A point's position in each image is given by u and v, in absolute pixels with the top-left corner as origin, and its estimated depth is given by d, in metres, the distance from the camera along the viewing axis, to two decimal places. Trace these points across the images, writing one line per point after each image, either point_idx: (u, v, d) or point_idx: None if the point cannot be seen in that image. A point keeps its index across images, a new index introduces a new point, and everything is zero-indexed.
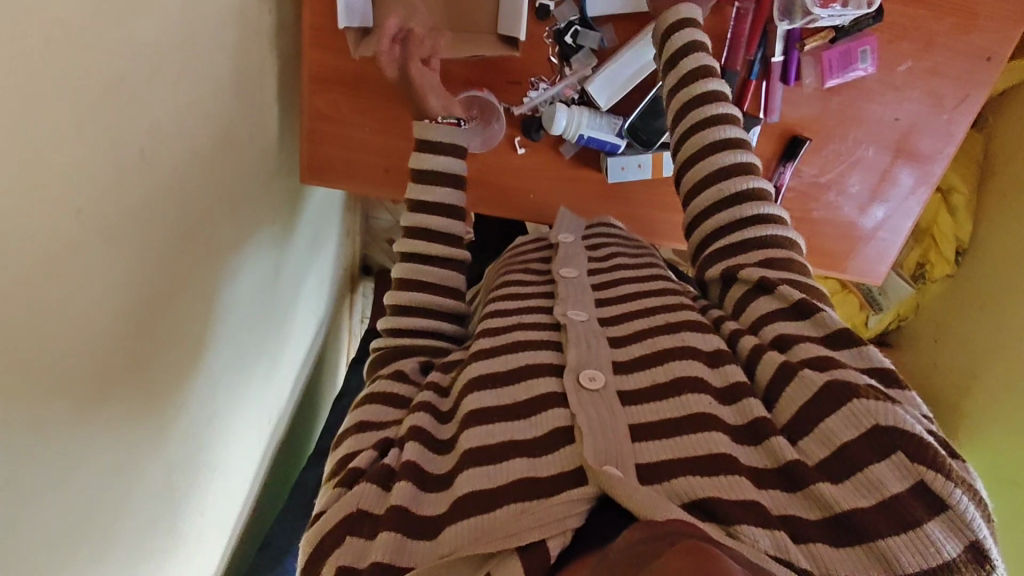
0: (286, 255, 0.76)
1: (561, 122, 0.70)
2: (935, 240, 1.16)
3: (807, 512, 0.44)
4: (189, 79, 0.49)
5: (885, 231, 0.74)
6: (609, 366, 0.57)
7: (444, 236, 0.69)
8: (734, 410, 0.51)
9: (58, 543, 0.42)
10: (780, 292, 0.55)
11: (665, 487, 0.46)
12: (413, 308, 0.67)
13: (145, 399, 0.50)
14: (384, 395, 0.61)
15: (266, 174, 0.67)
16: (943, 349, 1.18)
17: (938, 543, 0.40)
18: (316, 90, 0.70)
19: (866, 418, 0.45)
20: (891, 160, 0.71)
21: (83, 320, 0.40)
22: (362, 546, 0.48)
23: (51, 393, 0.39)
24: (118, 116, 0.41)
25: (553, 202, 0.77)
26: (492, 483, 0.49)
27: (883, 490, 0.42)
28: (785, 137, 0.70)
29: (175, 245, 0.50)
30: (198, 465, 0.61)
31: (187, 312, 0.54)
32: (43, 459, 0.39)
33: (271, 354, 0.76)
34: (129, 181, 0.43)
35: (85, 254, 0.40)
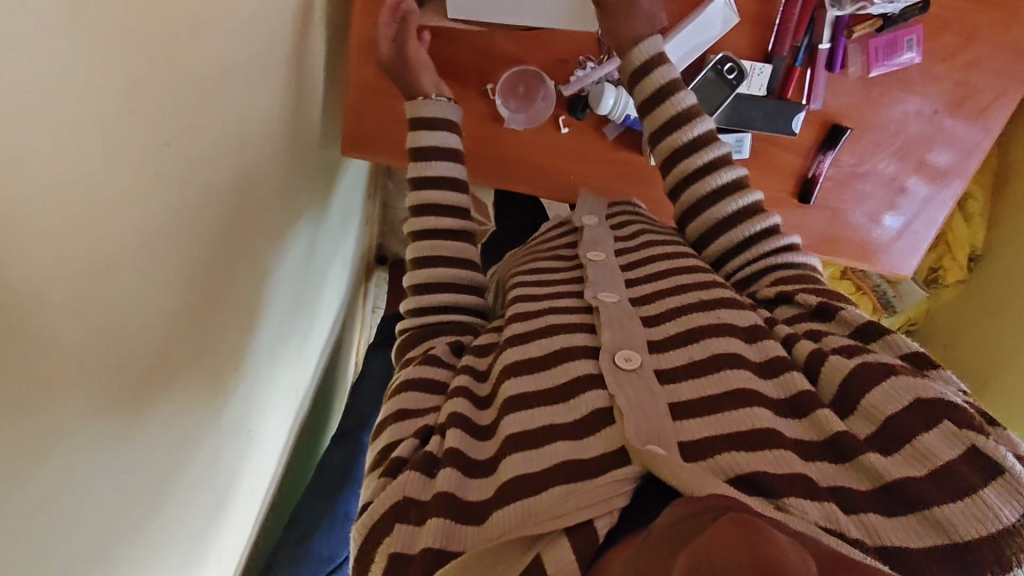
0: (321, 230, 0.75)
1: (610, 102, 0.72)
2: (950, 246, 1.17)
3: (856, 482, 0.42)
4: (255, 30, 0.49)
5: (917, 224, 0.74)
6: (644, 346, 0.55)
7: (451, 209, 0.67)
8: (776, 385, 0.49)
9: (112, 495, 0.40)
10: (800, 297, 0.56)
11: (710, 464, 0.44)
12: (436, 284, 0.65)
13: (195, 355, 0.48)
14: (419, 380, 0.59)
15: (312, 142, 0.67)
16: (956, 351, 1.18)
17: (996, 508, 0.38)
18: (363, 60, 0.70)
19: (907, 391, 0.44)
20: (928, 151, 0.72)
21: (154, 264, 0.40)
22: (411, 533, 0.47)
23: (114, 333, 0.37)
24: (192, 55, 0.41)
25: (594, 183, 0.77)
26: (536, 466, 0.47)
27: (933, 460, 0.41)
28: (828, 125, 0.71)
29: (233, 200, 0.50)
30: (240, 434, 0.60)
31: (241, 272, 0.54)
32: (107, 403, 0.38)
33: (304, 328, 0.75)
34: (197, 125, 0.43)
35: (159, 193, 0.39)
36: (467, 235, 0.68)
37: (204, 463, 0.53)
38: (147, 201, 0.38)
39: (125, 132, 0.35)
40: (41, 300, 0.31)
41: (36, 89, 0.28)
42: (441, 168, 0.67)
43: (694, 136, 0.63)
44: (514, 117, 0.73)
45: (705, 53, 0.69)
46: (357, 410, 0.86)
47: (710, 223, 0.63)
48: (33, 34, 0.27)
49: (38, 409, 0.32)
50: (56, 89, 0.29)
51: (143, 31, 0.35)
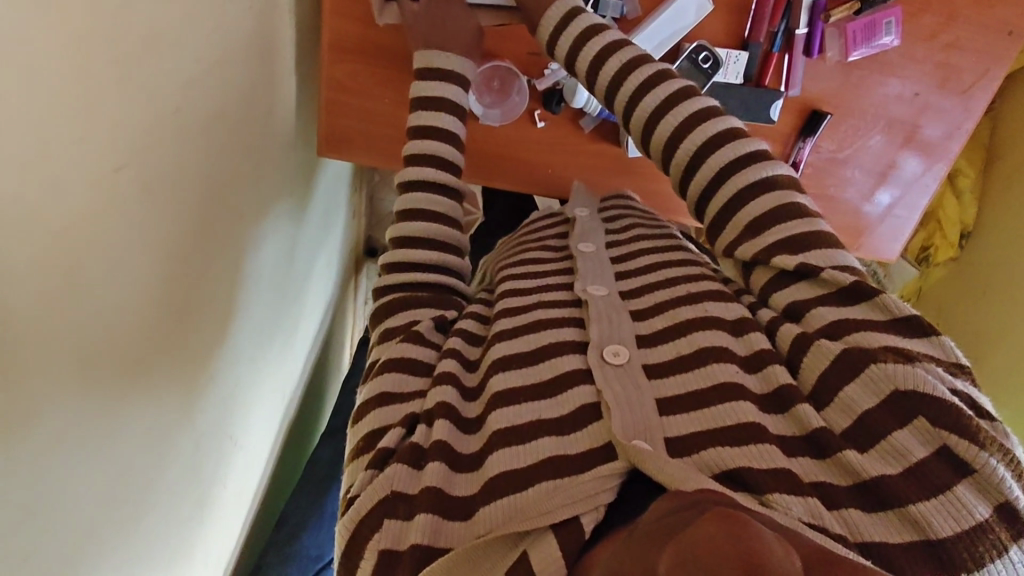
0: (303, 227, 0.74)
1: (583, 96, 0.71)
2: (940, 223, 1.17)
3: (836, 479, 0.42)
4: (218, 38, 0.48)
5: (900, 209, 0.75)
6: (633, 341, 0.54)
7: (443, 164, 0.64)
8: (759, 378, 0.48)
9: (94, 508, 0.41)
10: (774, 262, 0.51)
11: (695, 459, 0.43)
12: (415, 240, 0.62)
13: (173, 363, 0.48)
14: (399, 359, 0.55)
15: (286, 143, 0.66)
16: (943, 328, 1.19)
17: (970, 504, 0.38)
18: (335, 59, 0.68)
19: (885, 383, 0.44)
20: (905, 138, 0.71)
21: (118, 284, 0.39)
22: (399, 529, 0.44)
23: (83, 352, 0.37)
24: (151, 68, 0.40)
25: (570, 176, 0.77)
26: (522, 462, 0.45)
27: (909, 457, 0.41)
28: (806, 111, 0.70)
29: (204, 210, 0.49)
30: (224, 440, 0.60)
31: (215, 282, 0.53)
32: (81, 421, 0.38)
33: (287, 328, 0.74)
34: (161, 137, 0.42)
35: (120, 214, 0.39)
36: (455, 193, 0.65)
37: (190, 468, 0.53)
38: (112, 216, 0.38)
39: (82, 151, 0.34)
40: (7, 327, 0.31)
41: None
42: (446, 121, 0.64)
43: (625, 62, 0.60)
44: (490, 112, 0.73)
45: (679, 41, 0.68)
46: (346, 406, 0.86)
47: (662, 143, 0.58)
48: None
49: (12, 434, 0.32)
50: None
51: (94, 42, 0.34)
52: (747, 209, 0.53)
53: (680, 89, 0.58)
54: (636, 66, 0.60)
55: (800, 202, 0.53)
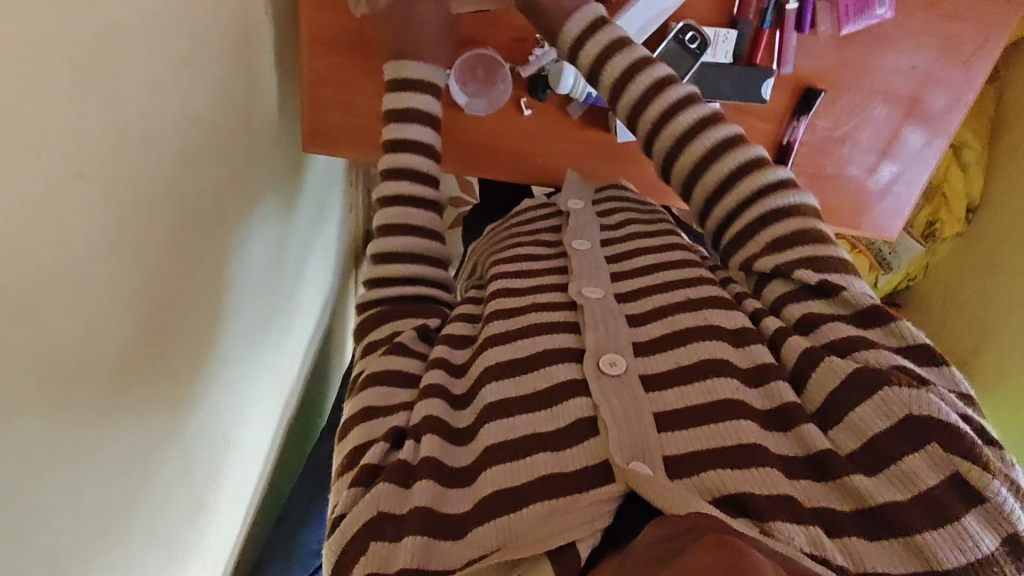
0: (292, 227, 0.73)
1: (569, 80, 0.69)
2: (946, 197, 1.13)
3: (840, 503, 0.41)
4: (189, 40, 0.47)
5: (900, 185, 0.73)
6: (629, 350, 0.52)
7: (422, 176, 0.63)
8: (761, 393, 0.47)
9: (82, 528, 0.40)
10: (797, 276, 0.50)
11: (694, 482, 0.42)
12: (398, 256, 0.61)
13: (160, 375, 0.48)
14: (386, 376, 0.54)
15: (271, 142, 0.65)
16: (953, 305, 1.17)
17: (977, 537, 0.37)
18: (315, 53, 0.67)
19: (898, 406, 0.42)
20: (904, 113, 0.70)
21: (96, 296, 0.39)
22: (387, 552, 0.43)
23: (61, 372, 0.36)
24: (117, 74, 0.39)
25: (559, 164, 0.75)
26: (513, 481, 0.45)
27: (918, 484, 0.39)
28: (800, 89, 0.69)
29: (184, 218, 0.49)
30: (224, 444, 0.59)
31: (201, 290, 0.52)
32: (66, 439, 0.38)
33: (283, 327, 0.74)
34: (131, 145, 0.41)
35: (93, 225, 0.38)
36: (436, 206, 0.64)
37: (188, 479, 0.53)
38: (84, 227, 0.37)
39: (46, 164, 0.33)
40: None
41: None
42: (419, 134, 0.64)
43: (634, 60, 0.58)
44: (474, 101, 0.71)
45: (666, 20, 0.66)
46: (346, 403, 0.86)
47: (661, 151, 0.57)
48: None
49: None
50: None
51: (52, 49, 0.33)
52: (757, 209, 0.52)
53: (686, 92, 0.57)
54: (645, 66, 0.58)
55: (820, 226, 0.52)
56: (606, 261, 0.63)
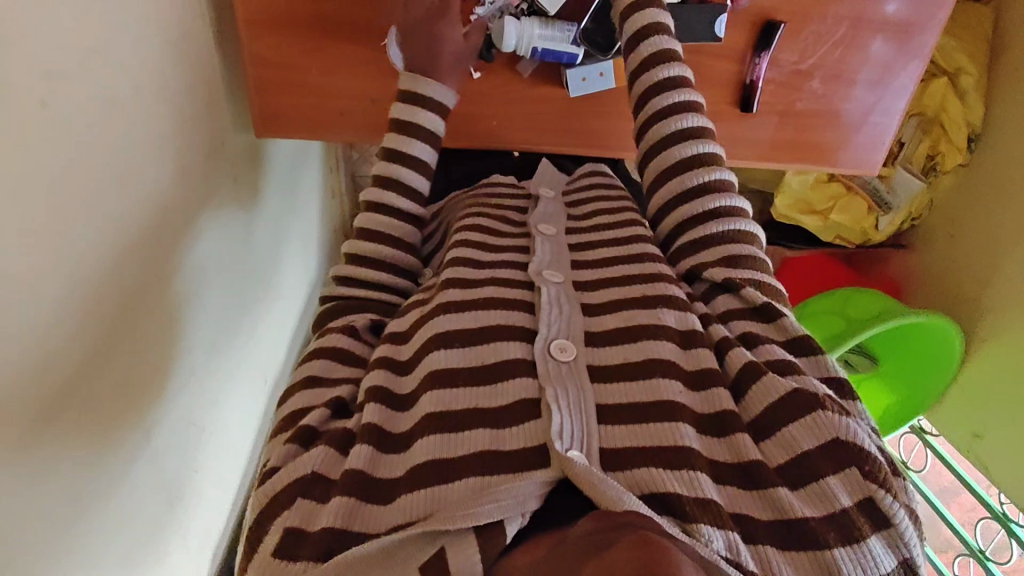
0: (257, 215, 0.72)
1: (512, 38, 0.66)
2: (944, 128, 1.09)
3: (760, 511, 0.43)
4: (123, 35, 0.47)
5: (878, 115, 0.71)
6: (582, 338, 0.53)
7: (412, 191, 0.65)
8: (701, 397, 0.49)
9: (54, 536, 0.41)
10: (746, 293, 0.55)
11: (626, 477, 0.44)
12: (370, 259, 0.63)
13: (128, 381, 0.48)
14: (332, 350, 0.58)
15: (224, 133, 0.64)
16: (959, 242, 1.12)
17: (878, 558, 0.41)
18: (254, 35, 0.66)
19: (828, 429, 0.45)
20: (874, 42, 0.67)
21: (50, 303, 0.39)
22: (312, 510, 0.45)
23: (14, 386, 0.37)
24: (44, 76, 0.39)
25: (515, 126, 0.74)
26: (450, 451, 0.46)
27: (835, 503, 0.43)
28: (759, 23, 0.65)
29: (139, 219, 0.49)
30: (202, 435, 0.60)
31: (169, 289, 0.53)
32: (36, 449, 0.39)
33: (260, 316, 0.74)
34: (67, 145, 0.41)
35: (36, 232, 0.38)
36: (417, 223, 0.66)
37: (164, 476, 0.54)
38: (20, 232, 0.37)
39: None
40: None
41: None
42: (419, 149, 0.64)
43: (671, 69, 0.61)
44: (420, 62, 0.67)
45: None
46: None
47: (631, 66, 0.63)
48: None
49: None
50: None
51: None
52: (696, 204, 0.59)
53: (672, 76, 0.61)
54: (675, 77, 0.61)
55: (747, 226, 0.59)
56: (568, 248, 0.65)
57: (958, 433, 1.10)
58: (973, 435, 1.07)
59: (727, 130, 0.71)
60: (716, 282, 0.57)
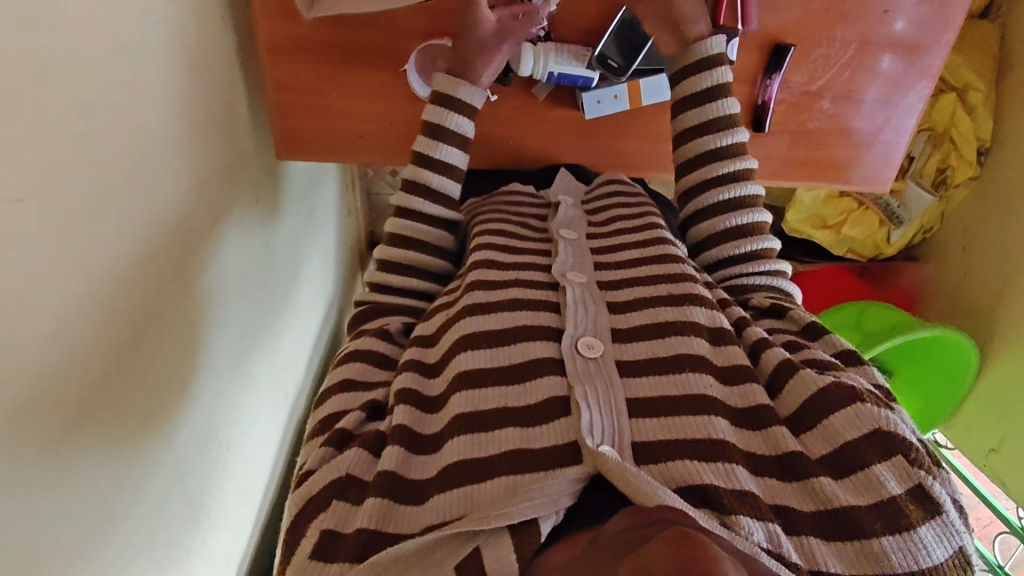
0: (277, 234, 0.74)
1: (528, 64, 0.69)
2: (954, 142, 1.09)
3: (801, 503, 0.45)
4: (153, 65, 0.49)
5: (888, 133, 0.72)
6: (608, 335, 0.55)
7: (440, 195, 0.67)
8: (736, 393, 0.51)
9: (87, 548, 0.42)
10: (793, 314, 0.59)
11: (659, 471, 0.45)
12: (389, 288, 0.67)
13: (154, 395, 0.49)
14: (368, 352, 0.60)
15: (247, 155, 0.66)
16: (973, 256, 1.11)
17: (929, 547, 0.42)
18: (277, 62, 0.68)
19: (870, 420, 0.47)
20: (883, 64, 0.68)
21: (79, 320, 0.41)
22: (347, 511, 0.47)
23: (40, 401, 0.38)
24: (79, 105, 0.40)
25: (533, 144, 0.76)
26: (481, 452, 0.47)
27: (881, 491, 0.44)
28: (768, 46, 0.67)
29: (164, 239, 0.51)
30: (226, 449, 0.62)
31: (194, 306, 0.55)
32: (64, 461, 0.40)
33: (281, 332, 0.75)
34: (98, 171, 0.43)
35: (65, 254, 0.40)
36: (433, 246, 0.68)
37: (188, 488, 0.55)
38: (47, 251, 0.38)
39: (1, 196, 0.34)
40: None
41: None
42: (444, 152, 0.67)
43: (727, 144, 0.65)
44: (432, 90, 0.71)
45: None
46: None
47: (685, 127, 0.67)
48: None
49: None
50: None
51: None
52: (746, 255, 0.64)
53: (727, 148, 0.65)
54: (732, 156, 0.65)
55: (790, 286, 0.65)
56: (590, 250, 0.66)
57: (974, 448, 1.09)
58: (988, 449, 1.06)
59: None
60: (763, 307, 0.61)
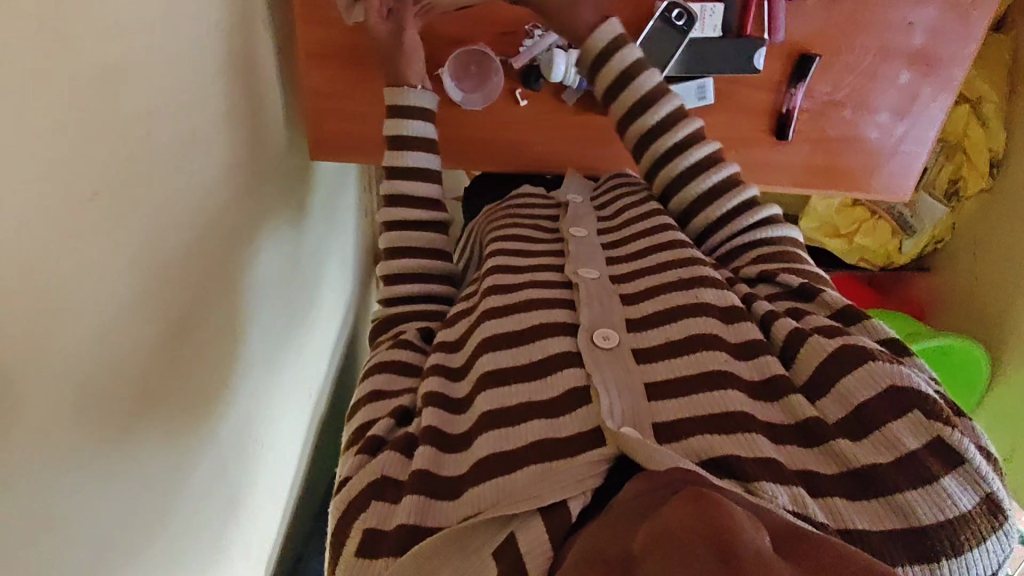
0: (306, 233, 0.75)
1: (561, 69, 0.71)
2: (967, 153, 1.10)
3: (825, 467, 0.44)
4: (208, 65, 0.50)
5: (908, 143, 0.73)
6: (623, 325, 0.55)
7: (423, 200, 0.68)
8: (751, 365, 0.50)
9: (137, 532, 0.43)
10: (779, 280, 0.57)
11: (682, 446, 0.45)
12: (407, 298, 0.67)
13: (199, 382, 0.51)
14: (392, 363, 0.61)
15: (283, 154, 0.68)
16: (982, 266, 1.13)
17: (955, 496, 0.40)
18: (314, 65, 0.70)
19: (883, 378, 0.45)
20: (906, 76, 0.70)
21: (136, 309, 0.42)
22: (387, 510, 0.48)
23: (99, 383, 0.38)
24: (144, 101, 0.42)
25: (557, 151, 0.78)
26: (509, 443, 0.48)
27: (901, 448, 0.42)
28: (795, 55, 0.69)
29: (212, 232, 0.52)
30: (259, 442, 0.62)
31: (234, 297, 0.56)
32: (117, 446, 0.41)
33: (307, 329, 0.76)
34: (160, 164, 0.44)
35: (127, 245, 0.40)
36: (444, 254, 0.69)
37: (225, 479, 0.56)
38: (114, 243, 0.39)
39: (78, 192, 0.36)
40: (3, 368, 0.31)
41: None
42: (410, 158, 0.68)
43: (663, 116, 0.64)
44: (469, 97, 0.75)
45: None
46: None
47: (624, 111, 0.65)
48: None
49: (19, 480, 0.32)
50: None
51: (74, 77, 0.35)
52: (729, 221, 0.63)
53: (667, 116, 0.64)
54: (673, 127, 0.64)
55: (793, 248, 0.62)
56: (602, 247, 0.67)
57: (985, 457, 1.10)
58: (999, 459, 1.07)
59: (761, 156, 0.73)
60: (753, 276, 0.60)
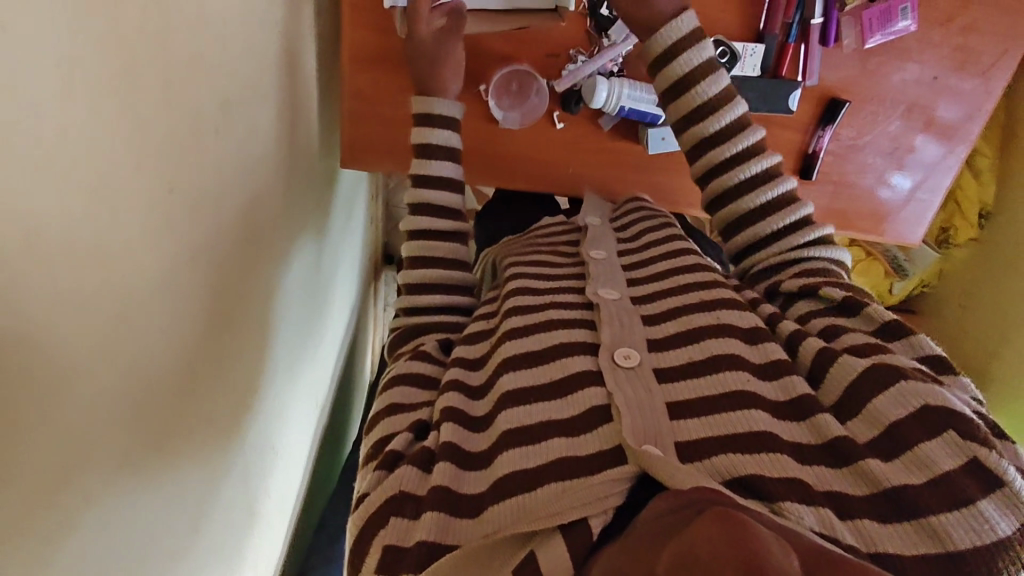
0: (325, 240, 0.74)
1: (603, 95, 0.72)
2: (960, 204, 1.15)
3: (853, 488, 0.43)
4: (268, 63, 0.50)
5: (922, 192, 0.76)
6: (643, 344, 0.55)
7: (447, 210, 0.68)
8: (776, 387, 0.50)
9: (164, 534, 0.41)
10: (825, 293, 0.56)
11: (707, 466, 0.44)
12: (422, 305, 0.66)
13: (229, 383, 0.49)
14: (409, 374, 0.60)
15: (315, 156, 0.67)
16: (972, 310, 1.16)
17: (993, 521, 0.38)
18: (354, 71, 0.70)
19: (914, 398, 0.44)
20: (926, 127, 0.74)
21: (189, 303, 0.40)
22: (406, 527, 0.47)
23: (150, 376, 0.37)
24: (219, 95, 0.42)
25: (586, 175, 0.79)
26: (533, 461, 0.47)
27: (934, 468, 0.41)
28: (825, 99, 0.72)
29: (256, 230, 0.51)
30: (273, 450, 0.61)
31: (265, 298, 0.54)
32: (156, 444, 0.39)
33: (319, 337, 0.75)
34: (225, 158, 0.44)
35: (191, 238, 0.40)
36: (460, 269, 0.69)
37: (243, 486, 0.54)
38: (181, 235, 0.38)
39: (158, 181, 0.35)
40: (74, 348, 0.30)
41: (72, 118, 0.28)
42: (435, 167, 0.67)
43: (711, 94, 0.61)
44: (508, 116, 0.76)
45: None
46: None
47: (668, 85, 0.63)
48: (95, 109, 0.29)
49: (72, 466, 0.31)
50: (86, 119, 0.29)
51: (167, 65, 0.35)
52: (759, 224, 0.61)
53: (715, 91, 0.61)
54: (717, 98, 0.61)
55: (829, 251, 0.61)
56: (623, 268, 0.67)
57: None
58: None
59: None
60: (795, 290, 0.59)
